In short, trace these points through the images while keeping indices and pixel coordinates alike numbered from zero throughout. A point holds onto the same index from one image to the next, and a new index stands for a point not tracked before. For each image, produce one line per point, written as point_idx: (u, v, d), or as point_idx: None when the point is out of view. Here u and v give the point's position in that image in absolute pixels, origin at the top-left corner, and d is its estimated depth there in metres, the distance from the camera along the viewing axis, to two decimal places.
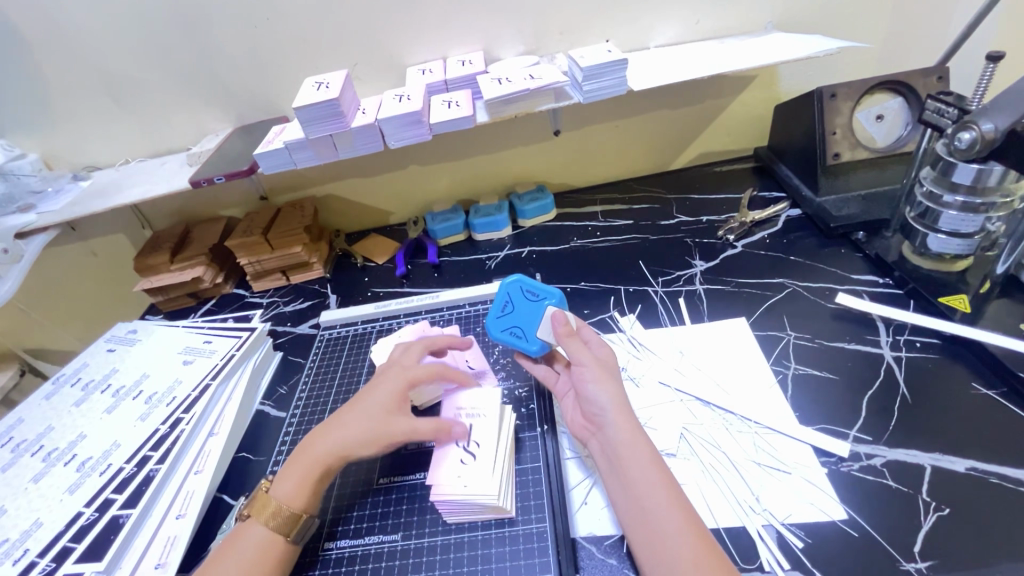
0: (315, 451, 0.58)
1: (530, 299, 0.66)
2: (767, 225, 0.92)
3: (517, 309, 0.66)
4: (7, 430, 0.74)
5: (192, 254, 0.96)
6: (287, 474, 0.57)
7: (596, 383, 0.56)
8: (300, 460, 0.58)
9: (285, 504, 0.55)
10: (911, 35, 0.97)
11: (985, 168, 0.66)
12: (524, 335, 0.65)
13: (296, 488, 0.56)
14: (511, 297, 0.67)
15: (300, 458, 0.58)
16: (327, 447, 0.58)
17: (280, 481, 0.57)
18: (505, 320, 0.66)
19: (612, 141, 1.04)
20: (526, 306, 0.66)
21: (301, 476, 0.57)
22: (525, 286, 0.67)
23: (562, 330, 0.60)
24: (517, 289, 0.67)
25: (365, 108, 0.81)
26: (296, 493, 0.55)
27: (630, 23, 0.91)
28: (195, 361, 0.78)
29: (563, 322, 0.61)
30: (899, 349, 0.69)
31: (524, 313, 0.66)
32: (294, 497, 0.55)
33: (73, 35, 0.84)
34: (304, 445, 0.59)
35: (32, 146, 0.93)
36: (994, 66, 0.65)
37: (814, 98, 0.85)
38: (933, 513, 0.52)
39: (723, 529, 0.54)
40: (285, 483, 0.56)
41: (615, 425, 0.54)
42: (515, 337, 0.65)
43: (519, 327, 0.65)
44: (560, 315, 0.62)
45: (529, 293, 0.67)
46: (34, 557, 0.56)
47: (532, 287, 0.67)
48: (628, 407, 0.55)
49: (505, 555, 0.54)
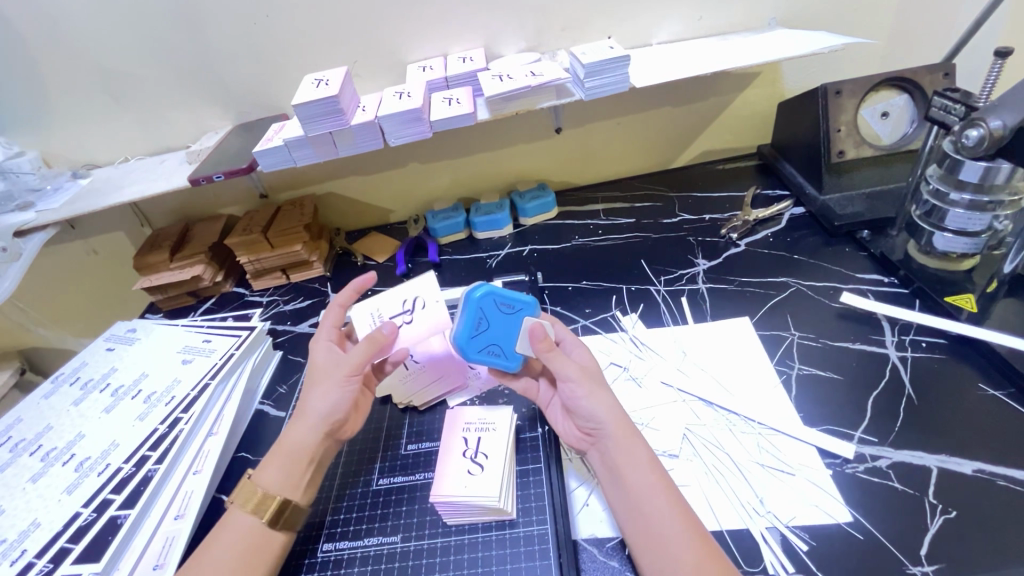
0: (298, 436, 0.57)
1: (505, 312, 0.61)
2: (770, 224, 0.91)
3: (492, 325, 0.61)
4: (6, 429, 0.74)
5: (191, 252, 0.95)
6: (270, 462, 0.56)
7: (587, 397, 0.55)
8: (281, 446, 0.57)
9: (271, 491, 0.54)
10: (916, 31, 0.96)
11: (993, 166, 0.65)
12: (503, 353, 0.61)
13: (283, 478, 0.55)
14: (485, 312, 0.60)
15: (281, 443, 0.57)
16: (304, 425, 0.58)
17: (263, 468, 0.55)
18: (480, 339, 0.61)
19: (613, 139, 1.03)
20: (501, 320, 0.61)
21: (285, 461, 0.56)
22: (497, 298, 0.61)
23: (540, 345, 0.57)
24: (489, 303, 0.60)
25: (365, 105, 0.81)
26: (283, 479, 0.55)
27: (631, 19, 0.90)
28: (195, 360, 0.77)
29: (542, 336, 0.57)
30: (905, 349, 0.68)
31: (499, 329, 0.61)
32: (283, 486, 0.55)
33: (70, 32, 0.83)
34: (286, 430, 0.58)
35: (31, 145, 0.93)
36: (1003, 62, 0.64)
37: (820, 95, 0.84)
38: (939, 516, 0.52)
39: (726, 531, 0.54)
40: (268, 470, 0.55)
41: (614, 434, 0.53)
42: (493, 355, 0.61)
43: (496, 345, 0.61)
44: (539, 328, 0.58)
45: (502, 305, 0.61)
46: (32, 558, 0.56)
47: (505, 300, 0.61)
48: (625, 416, 0.55)
49: (505, 557, 0.54)
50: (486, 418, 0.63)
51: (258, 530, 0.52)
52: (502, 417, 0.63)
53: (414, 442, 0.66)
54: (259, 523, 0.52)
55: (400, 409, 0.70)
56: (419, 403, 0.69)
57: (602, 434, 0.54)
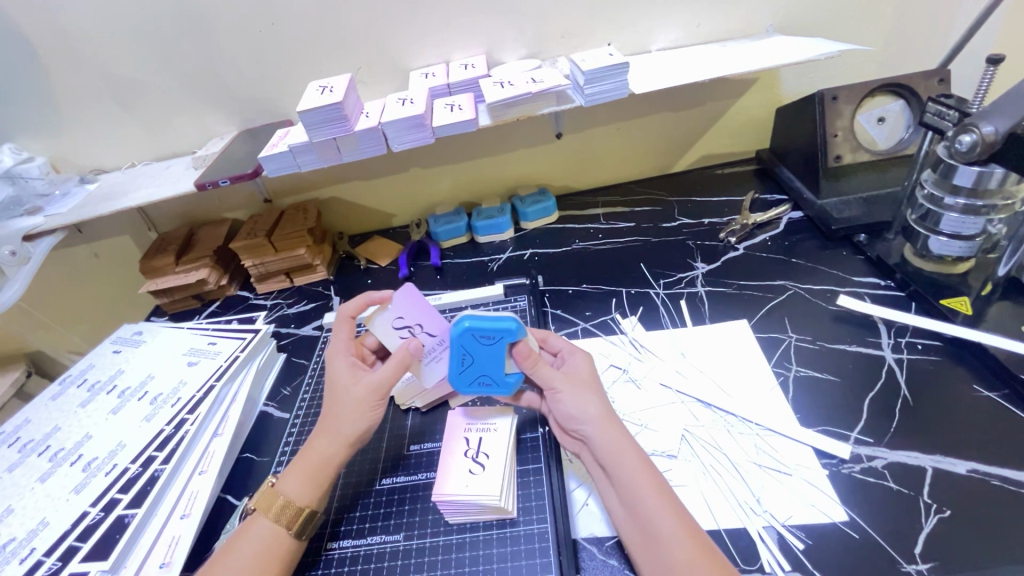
0: (326, 452, 0.58)
1: (487, 344, 0.58)
2: (768, 227, 0.93)
3: (477, 357, 0.59)
4: (14, 431, 0.75)
5: (197, 256, 0.97)
6: (293, 472, 0.57)
7: (574, 400, 0.57)
8: (308, 457, 0.58)
9: (298, 501, 0.55)
10: (911, 37, 0.97)
11: (985, 171, 0.67)
12: (495, 380, 0.60)
13: (303, 486, 0.56)
14: (467, 349, 0.59)
15: (307, 454, 0.58)
16: (336, 444, 0.58)
17: (286, 478, 0.57)
18: (469, 373, 0.60)
19: (613, 143, 1.04)
20: (484, 352, 0.59)
21: (312, 474, 0.57)
22: (477, 332, 0.58)
23: (527, 360, 0.59)
24: (468, 338, 0.58)
25: (368, 111, 0.82)
26: (310, 490, 0.56)
27: (629, 27, 0.91)
28: (200, 362, 0.79)
29: (527, 352, 0.59)
30: (901, 351, 0.69)
31: (486, 360, 0.59)
32: (301, 493, 0.55)
33: (77, 40, 0.85)
34: (311, 443, 0.59)
35: (40, 150, 0.95)
36: (995, 68, 0.66)
37: (815, 100, 0.85)
38: (934, 515, 0.52)
39: (723, 529, 0.55)
40: (293, 481, 0.56)
41: (599, 435, 0.54)
42: (485, 385, 0.61)
43: (487, 375, 0.60)
44: (523, 345, 0.59)
45: (482, 337, 0.58)
46: (40, 557, 0.57)
47: (483, 332, 0.58)
48: (613, 415, 0.56)
49: (506, 555, 0.55)
50: (488, 418, 0.64)
51: (283, 535, 0.53)
52: (504, 419, 0.64)
53: (417, 442, 0.67)
54: (283, 529, 0.53)
55: (402, 410, 0.72)
56: (421, 404, 0.71)
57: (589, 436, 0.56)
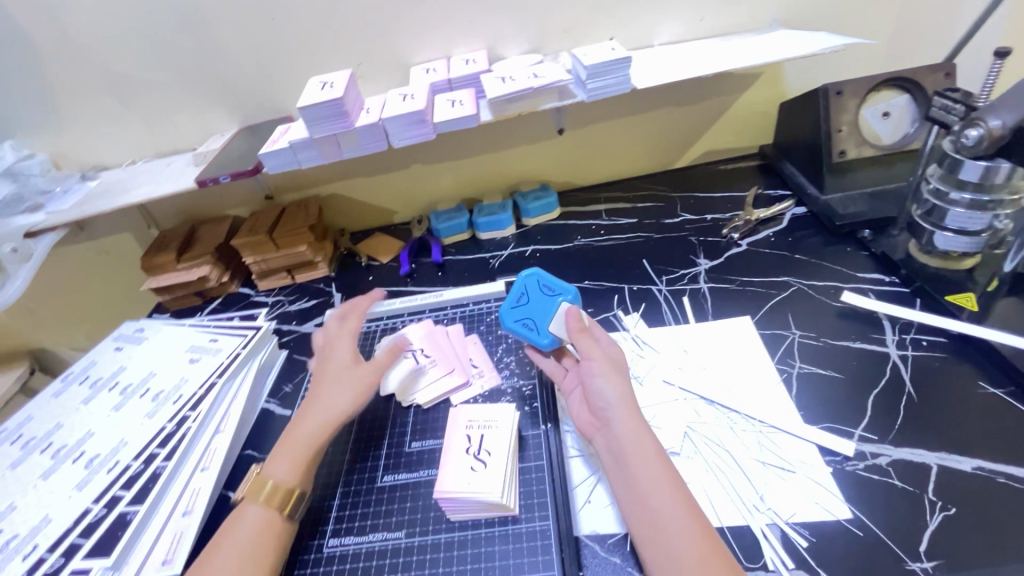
0: (312, 428, 0.59)
1: (545, 294, 0.68)
2: (772, 223, 0.92)
3: (532, 301, 0.68)
4: (17, 427, 0.75)
5: (198, 253, 0.96)
6: (280, 457, 0.58)
7: (603, 379, 0.57)
8: (295, 437, 0.59)
9: (284, 484, 0.55)
10: (917, 31, 0.96)
11: (992, 166, 0.65)
12: (535, 327, 0.66)
13: (289, 467, 0.57)
14: (528, 290, 0.69)
15: (295, 434, 0.59)
16: (321, 418, 0.60)
17: (273, 463, 0.57)
18: (519, 311, 0.68)
19: (615, 138, 1.03)
20: (540, 299, 0.68)
21: (298, 455, 0.58)
22: (543, 282, 0.69)
23: (574, 323, 0.62)
24: (533, 283, 0.69)
25: (369, 107, 0.82)
26: (295, 472, 0.57)
27: (632, 21, 0.91)
28: (202, 359, 0.78)
29: (576, 315, 0.63)
30: (906, 347, 0.68)
31: (538, 307, 0.67)
32: (288, 476, 0.56)
33: (78, 36, 0.85)
34: (297, 424, 0.60)
35: (41, 148, 0.95)
36: (1002, 62, 0.65)
37: (820, 95, 0.85)
38: (939, 513, 0.52)
39: (727, 527, 0.54)
40: (281, 465, 0.57)
41: (622, 421, 0.54)
42: (526, 329, 0.66)
43: (531, 320, 0.67)
44: (574, 310, 0.64)
45: (545, 288, 0.69)
46: (43, 553, 0.57)
47: (549, 283, 0.69)
48: (636, 405, 0.56)
49: (508, 553, 0.54)
50: (487, 417, 0.64)
51: (275, 520, 0.54)
52: (505, 416, 0.63)
53: (418, 439, 0.67)
54: (276, 514, 0.54)
55: (405, 408, 0.71)
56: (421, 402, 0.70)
57: (611, 419, 0.56)
